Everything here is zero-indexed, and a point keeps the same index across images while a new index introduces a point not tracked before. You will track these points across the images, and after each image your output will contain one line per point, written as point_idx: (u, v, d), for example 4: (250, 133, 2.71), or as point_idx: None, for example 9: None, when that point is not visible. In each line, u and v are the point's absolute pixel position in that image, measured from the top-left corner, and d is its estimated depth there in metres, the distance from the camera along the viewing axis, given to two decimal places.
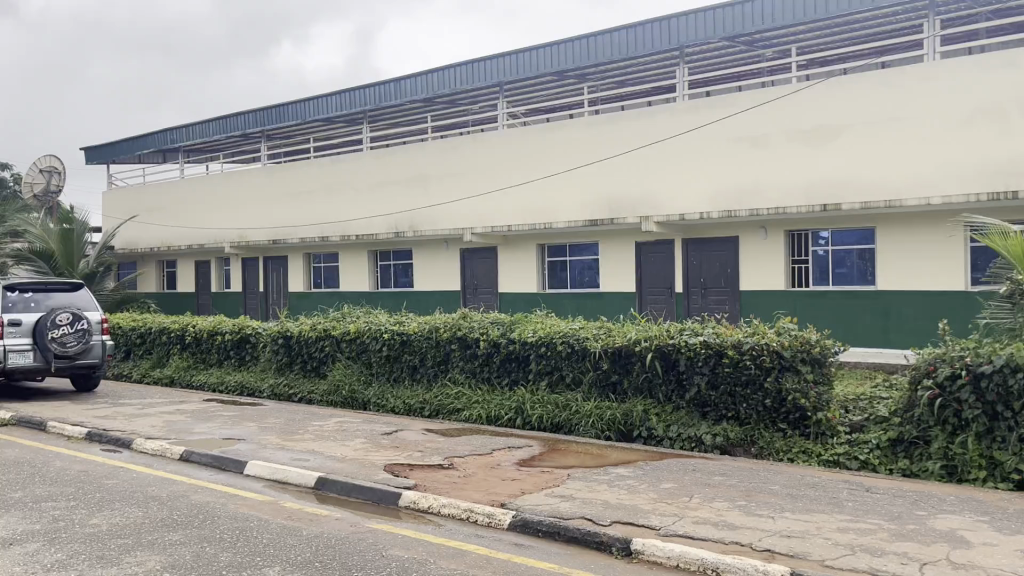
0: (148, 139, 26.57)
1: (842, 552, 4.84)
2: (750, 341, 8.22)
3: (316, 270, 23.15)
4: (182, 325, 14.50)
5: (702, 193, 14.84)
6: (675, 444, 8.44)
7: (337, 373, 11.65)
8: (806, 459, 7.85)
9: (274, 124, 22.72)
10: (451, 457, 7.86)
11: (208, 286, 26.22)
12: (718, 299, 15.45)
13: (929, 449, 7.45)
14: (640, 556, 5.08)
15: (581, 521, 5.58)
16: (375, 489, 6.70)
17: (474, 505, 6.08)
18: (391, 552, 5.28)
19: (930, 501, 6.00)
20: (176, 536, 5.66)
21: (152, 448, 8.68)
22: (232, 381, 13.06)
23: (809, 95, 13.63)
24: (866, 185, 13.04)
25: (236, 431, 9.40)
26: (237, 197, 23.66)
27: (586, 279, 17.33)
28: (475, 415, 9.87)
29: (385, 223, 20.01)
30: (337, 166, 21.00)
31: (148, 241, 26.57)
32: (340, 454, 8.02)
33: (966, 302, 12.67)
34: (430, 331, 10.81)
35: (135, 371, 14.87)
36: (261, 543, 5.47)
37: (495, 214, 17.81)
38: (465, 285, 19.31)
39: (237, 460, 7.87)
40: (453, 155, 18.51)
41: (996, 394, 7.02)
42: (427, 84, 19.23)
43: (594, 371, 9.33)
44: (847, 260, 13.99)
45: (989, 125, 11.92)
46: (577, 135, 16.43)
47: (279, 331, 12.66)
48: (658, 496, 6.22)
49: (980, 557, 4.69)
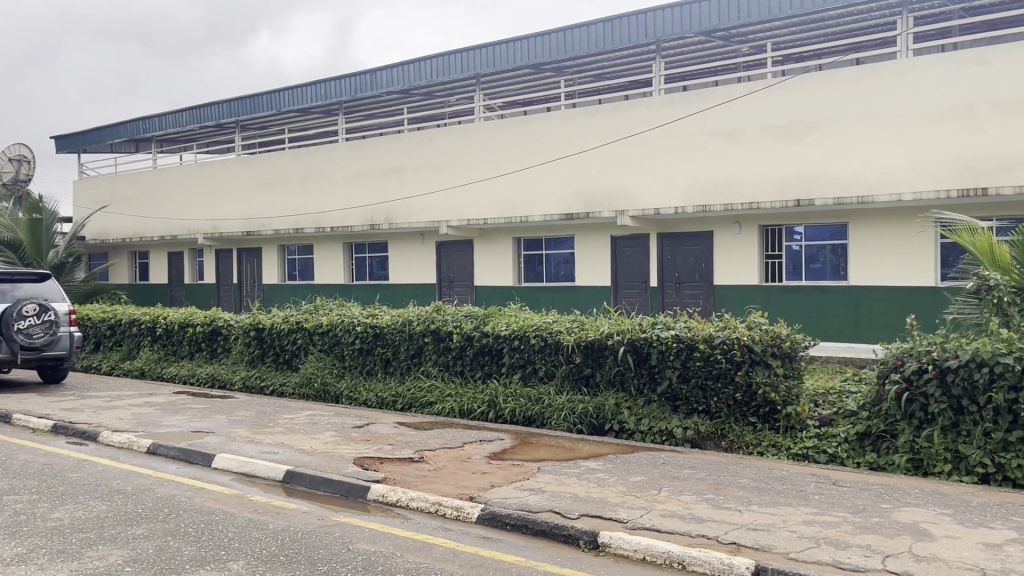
0: (119, 129, 26.20)
1: (807, 545, 4.86)
2: (721, 334, 8.28)
3: (290, 262, 22.95)
4: (152, 317, 14.32)
5: (676, 188, 14.88)
6: (647, 437, 8.45)
7: (309, 365, 11.57)
8: (776, 453, 7.88)
9: (248, 114, 22.49)
10: (422, 450, 7.83)
11: (181, 278, 25.93)
12: (693, 293, 15.53)
13: (896, 443, 7.50)
14: (607, 548, 5.08)
15: (549, 514, 5.57)
16: (344, 482, 6.66)
17: (442, 498, 6.05)
18: (357, 545, 5.24)
19: (895, 494, 6.06)
20: (139, 530, 5.57)
21: (119, 441, 8.57)
22: (203, 374, 12.92)
23: (782, 91, 13.71)
24: (839, 180, 13.15)
25: (205, 424, 9.30)
26: (210, 187, 23.39)
27: (562, 273, 17.32)
28: (447, 409, 9.84)
29: (360, 215, 19.88)
30: (313, 158, 20.82)
31: (120, 231, 26.22)
32: (309, 447, 7.96)
33: (934, 297, 12.83)
34: (403, 324, 10.75)
35: (104, 363, 14.68)
36: (226, 537, 5.40)
37: (471, 207, 17.75)
38: (441, 278, 19.27)
39: (205, 453, 7.78)
40: (430, 147, 18.42)
41: (962, 388, 7.12)
42: (403, 75, 19.11)
43: (567, 364, 9.33)
44: (820, 255, 14.10)
45: (959, 122, 12.07)
46: (553, 127, 16.40)
47: (251, 323, 12.55)
48: (627, 489, 6.23)
49: (942, 550, 4.72)
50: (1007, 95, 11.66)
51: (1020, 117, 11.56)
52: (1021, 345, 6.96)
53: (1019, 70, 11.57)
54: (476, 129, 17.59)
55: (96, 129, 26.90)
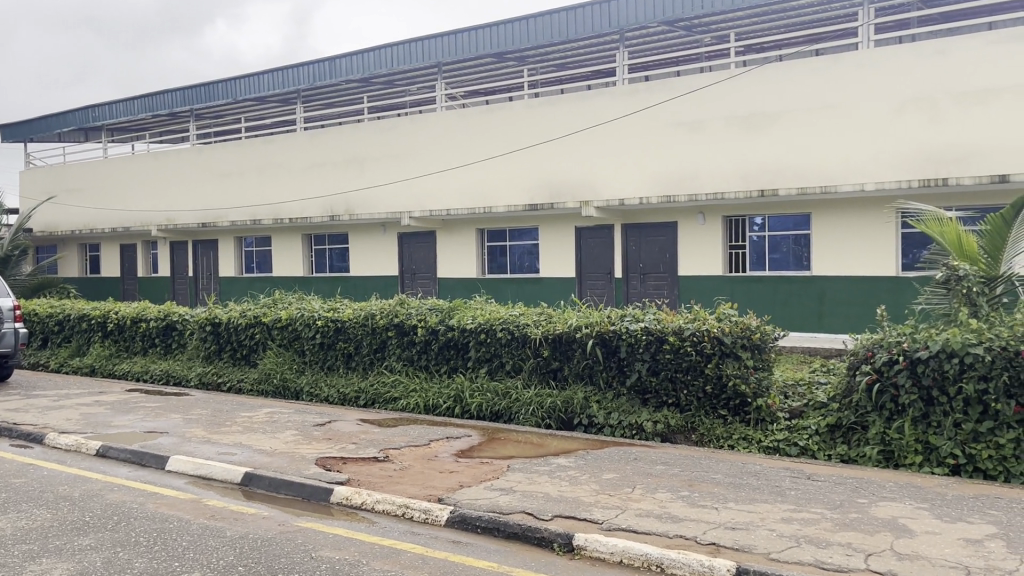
0: (67, 117, 25.33)
1: (787, 544, 4.73)
2: (690, 326, 8.15)
3: (247, 254, 22.42)
4: (103, 312, 13.81)
5: (641, 178, 14.74)
6: (616, 432, 8.30)
7: (268, 361, 11.20)
8: (746, 446, 7.81)
9: (202, 102, 21.87)
10: (386, 449, 7.58)
11: (135, 271, 25.24)
12: (657, 285, 15.45)
13: (867, 434, 7.45)
14: (583, 551, 4.90)
15: (521, 517, 5.36)
16: (306, 485, 6.38)
17: (409, 500, 5.81)
18: (320, 553, 4.98)
19: (870, 488, 5.98)
20: (86, 541, 5.25)
21: (66, 444, 8.17)
22: (158, 371, 12.49)
23: (746, 80, 13.63)
24: (802, 170, 13.12)
25: (158, 423, 8.94)
26: (163, 178, 22.73)
27: (526, 265, 17.13)
28: (412, 405, 9.60)
29: (319, 206, 19.46)
30: (270, 148, 20.30)
31: (69, 223, 25.39)
32: (269, 447, 7.66)
33: (898, 287, 12.86)
34: (365, 318, 10.46)
35: (52, 360, 14.12)
36: (180, 547, 5.10)
37: (433, 197, 17.46)
38: (403, 269, 18.95)
39: (158, 455, 7.44)
40: (391, 137, 18.07)
41: (933, 378, 7.06)
42: (362, 64, 18.71)
43: (535, 358, 9.14)
44: (782, 245, 14.11)
45: (919, 113, 12.12)
46: (515, 117, 16.15)
47: (207, 318, 12.14)
48: (599, 487, 6.06)
49: (924, 548, 4.62)
50: (968, 86, 11.72)
51: (980, 108, 11.63)
52: (990, 335, 6.91)
53: (980, 61, 11.62)
54: (438, 119, 17.28)
55: (43, 117, 25.97)
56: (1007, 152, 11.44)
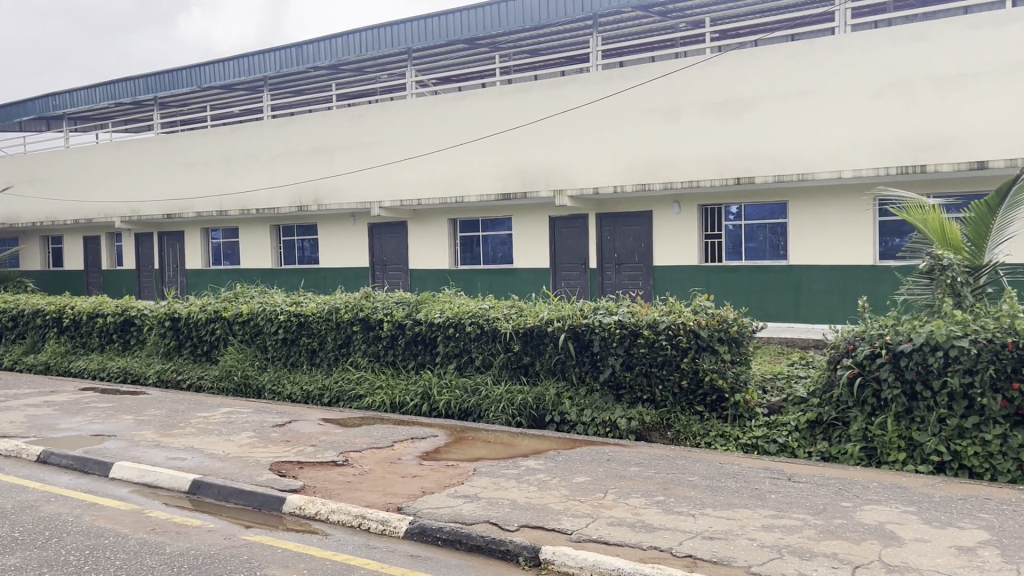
0: (27, 106, 24.50)
1: (768, 556, 4.41)
2: (665, 319, 7.79)
3: (214, 247, 21.82)
4: (58, 308, 13.21)
5: (614, 166, 14.39)
6: (589, 429, 7.96)
7: (229, 357, 10.75)
8: (724, 443, 7.49)
9: (166, 90, 21.20)
10: (346, 452, 7.16)
11: (98, 263, 24.54)
12: (632, 275, 15.13)
13: (849, 431, 7.16)
14: (550, 566, 4.56)
15: (485, 527, 5.01)
16: (257, 493, 5.96)
17: (366, 510, 5.43)
18: (267, 571, 4.59)
19: (854, 490, 5.69)
20: (11, 561, 4.81)
21: (5, 449, 7.67)
22: (114, 368, 11.96)
23: (721, 66, 13.30)
24: (777, 158, 12.84)
25: (107, 426, 8.44)
26: (127, 167, 22.03)
27: (500, 255, 16.70)
28: (378, 402, 9.21)
29: (288, 197, 18.91)
30: (237, 137, 19.74)
31: (29, 215, 24.60)
32: (221, 451, 7.22)
33: (878, 277, 12.60)
34: (330, 311, 10.03)
35: (6, 357, 13.52)
36: (112, 567, 4.68)
37: (404, 186, 17.01)
38: (374, 261, 18.45)
39: (101, 462, 6.97)
40: (360, 125, 17.60)
41: (916, 372, 6.75)
42: (331, 50, 18.15)
43: (505, 353, 8.76)
44: (758, 234, 13.82)
45: (896, 99, 11.86)
46: (487, 105, 15.73)
47: (166, 313, 11.62)
48: (570, 493, 5.70)
49: (914, 558, 4.33)
50: (946, 70, 11.48)
51: (959, 94, 11.39)
52: (976, 327, 6.63)
53: (958, 44, 11.38)
54: (408, 106, 16.85)
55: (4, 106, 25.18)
56: (983, 140, 11.24)
